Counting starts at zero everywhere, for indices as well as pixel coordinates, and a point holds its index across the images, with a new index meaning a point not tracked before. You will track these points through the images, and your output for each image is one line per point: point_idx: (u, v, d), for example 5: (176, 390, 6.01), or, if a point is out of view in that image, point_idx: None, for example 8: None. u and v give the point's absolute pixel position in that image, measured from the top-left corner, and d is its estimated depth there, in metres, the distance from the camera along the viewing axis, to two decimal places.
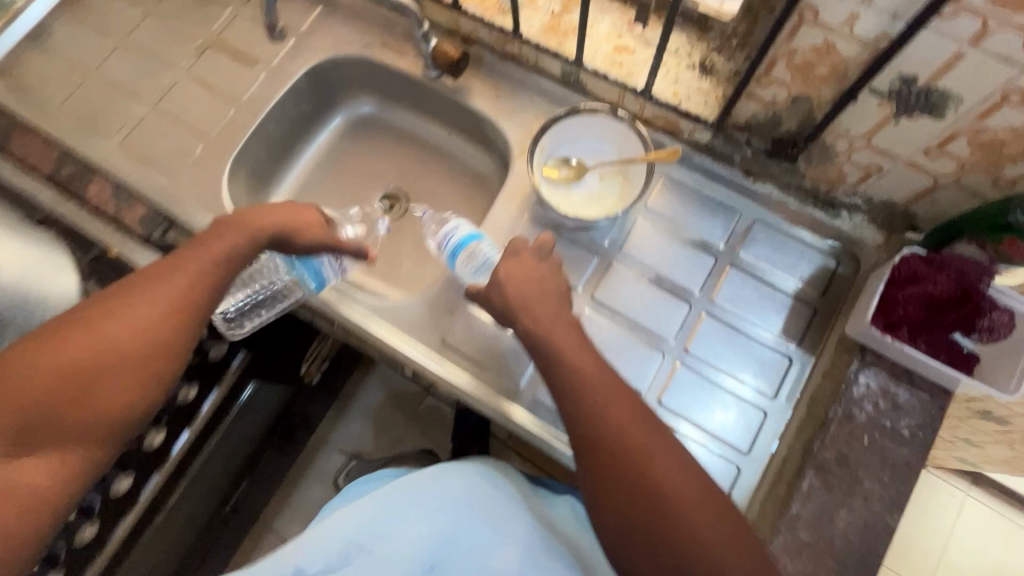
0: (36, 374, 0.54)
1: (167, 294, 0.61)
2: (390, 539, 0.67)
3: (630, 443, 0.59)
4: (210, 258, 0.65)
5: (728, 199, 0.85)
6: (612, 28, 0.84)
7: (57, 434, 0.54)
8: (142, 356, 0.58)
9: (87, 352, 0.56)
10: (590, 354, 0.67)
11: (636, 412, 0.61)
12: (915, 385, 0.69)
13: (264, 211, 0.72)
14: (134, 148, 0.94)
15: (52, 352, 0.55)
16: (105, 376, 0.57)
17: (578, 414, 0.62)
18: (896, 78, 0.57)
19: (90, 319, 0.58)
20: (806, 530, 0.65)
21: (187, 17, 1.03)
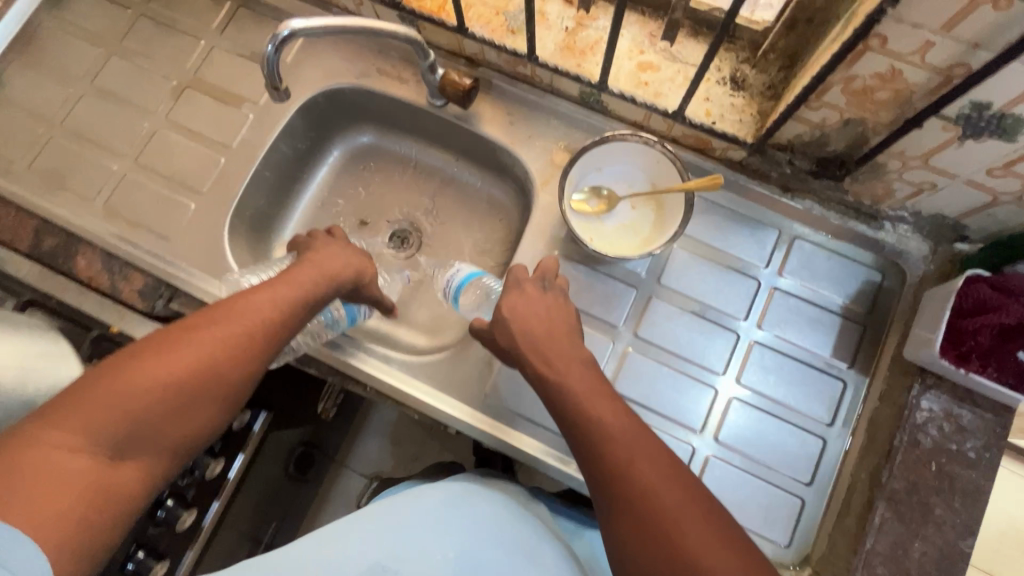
0: (133, 383, 0.52)
1: (257, 322, 0.61)
2: (415, 560, 0.63)
3: (657, 509, 0.49)
4: (296, 294, 0.67)
5: (767, 217, 0.81)
6: (633, 44, 0.78)
7: (145, 444, 0.52)
8: (227, 376, 0.57)
9: (183, 369, 0.55)
10: (609, 402, 0.58)
11: (662, 469, 0.52)
12: (978, 405, 0.68)
13: (334, 255, 0.75)
14: (119, 210, 0.86)
15: (150, 364, 0.54)
16: (195, 395, 0.55)
17: (597, 472, 0.54)
18: (968, 103, 0.53)
19: (182, 337, 0.57)
20: (882, 565, 0.64)
21: (154, 53, 0.92)
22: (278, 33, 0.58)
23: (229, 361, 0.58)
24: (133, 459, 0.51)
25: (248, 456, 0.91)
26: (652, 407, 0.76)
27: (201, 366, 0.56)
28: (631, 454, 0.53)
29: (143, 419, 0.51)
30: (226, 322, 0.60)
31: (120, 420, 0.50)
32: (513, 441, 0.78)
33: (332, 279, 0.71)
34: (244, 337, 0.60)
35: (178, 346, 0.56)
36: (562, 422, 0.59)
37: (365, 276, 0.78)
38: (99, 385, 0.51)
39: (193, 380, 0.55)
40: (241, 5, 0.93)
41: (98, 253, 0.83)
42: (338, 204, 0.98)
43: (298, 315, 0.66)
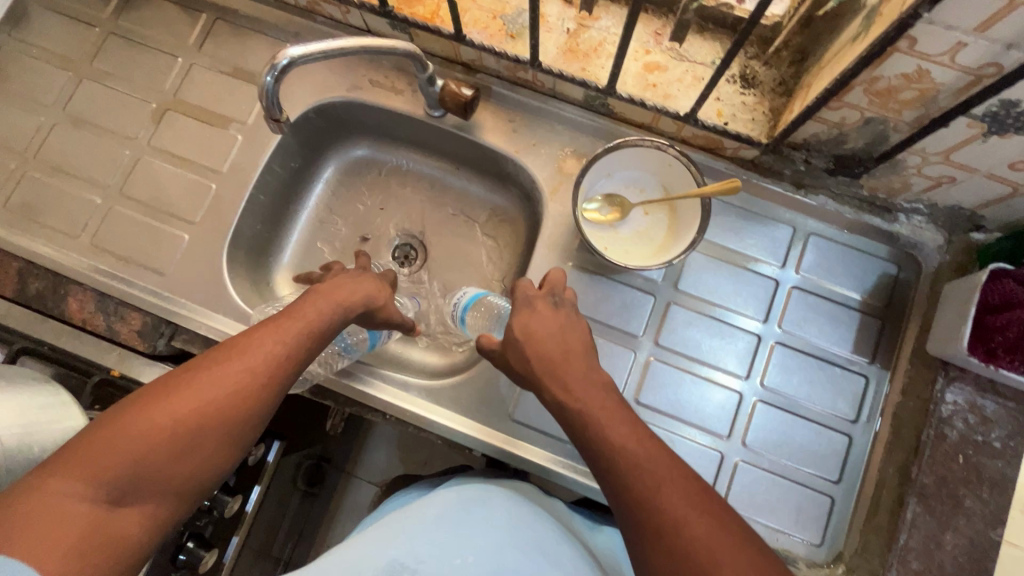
0: (133, 431, 0.48)
1: (265, 359, 0.55)
2: (434, 560, 0.61)
3: (689, 541, 0.48)
4: (309, 327, 0.60)
5: (781, 214, 0.79)
6: (638, 44, 0.75)
7: (147, 489, 0.48)
8: (237, 416, 0.53)
9: (185, 415, 0.50)
10: (630, 427, 0.57)
11: (692, 497, 0.51)
12: (1000, 394, 0.69)
13: (352, 282, 0.69)
14: (107, 245, 0.81)
15: (152, 409, 0.50)
16: (197, 442, 0.51)
17: (625, 502, 0.52)
18: (996, 102, 0.52)
19: (187, 378, 0.52)
20: (917, 559, 0.66)
21: (128, 74, 0.87)
22: (277, 62, 0.59)
23: (233, 404, 0.52)
24: (138, 502, 0.48)
25: (264, 487, 0.89)
26: (677, 415, 0.76)
27: (204, 411, 0.51)
28: (659, 483, 0.52)
29: (145, 468, 0.48)
30: (233, 361, 0.54)
31: (121, 470, 0.47)
32: (538, 460, 0.77)
33: (348, 307, 0.65)
34: (251, 377, 0.54)
35: (181, 389, 0.51)
36: (583, 447, 0.58)
37: (380, 300, 0.71)
38: (102, 432, 0.48)
39: (196, 426, 0.50)
40: (217, 18, 0.88)
41: (90, 294, 0.78)
42: (336, 222, 0.94)
43: (312, 348, 0.60)
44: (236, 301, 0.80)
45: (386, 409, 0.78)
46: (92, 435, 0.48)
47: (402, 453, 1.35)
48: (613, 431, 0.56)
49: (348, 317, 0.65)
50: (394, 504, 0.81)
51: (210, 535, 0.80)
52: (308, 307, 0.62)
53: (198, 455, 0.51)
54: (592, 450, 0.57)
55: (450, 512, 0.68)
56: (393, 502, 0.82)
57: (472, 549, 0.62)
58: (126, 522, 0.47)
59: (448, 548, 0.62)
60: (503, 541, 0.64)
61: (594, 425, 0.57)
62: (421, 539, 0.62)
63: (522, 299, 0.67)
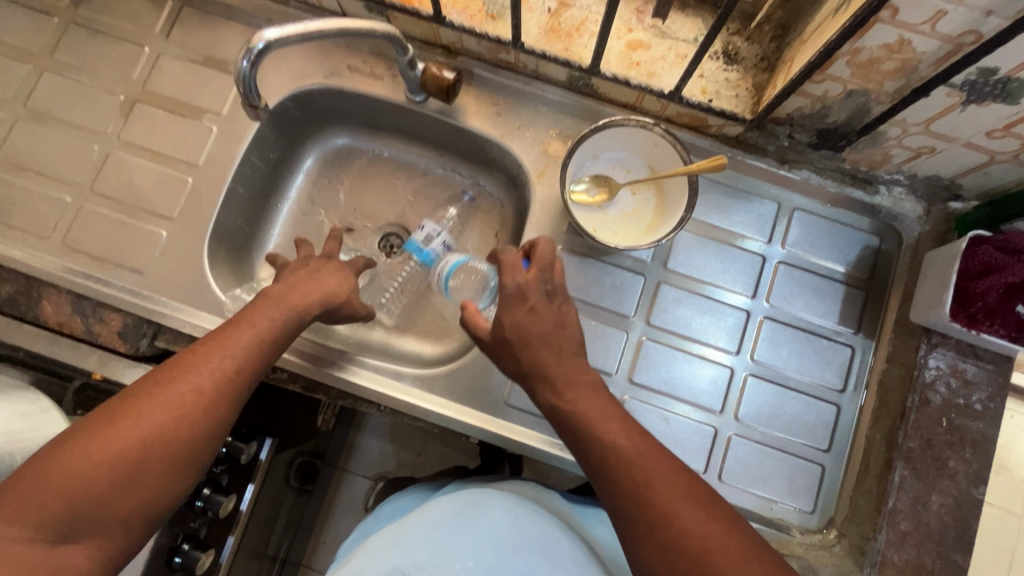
0: (71, 464, 0.47)
1: (211, 377, 0.53)
2: (434, 565, 0.63)
3: (681, 533, 0.49)
4: (258, 337, 0.58)
5: (765, 189, 0.80)
6: (620, 22, 0.74)
7: (96, 523, 0.47)
8: (185, 440, 0.51)
9: (125, 444, 0.49)
10: (619, 423, 0.58)
11: (680, 489, 0.52)
12: (980, 358, 0.71)
13: (307, 280, 0.66)
14: (81, 245, 0.78)
15: (90, 440, 0.48)
16: (141, 471, 0.49)
17: (617, 499, 0.53)
18: (974, 71, 0.53)
19: (126, 404, 0.51)
20: (905, 520, 0.68)
21: (92, 66, 0.83)
22: (253, 46, 0.56)
23: (177, 429, 0.51)
24: (89, 535, 0.47)
25: (257, 486, 0.88)
26: (670, 393, 0.77)
27: (146, 438, 0.49)
28: (648, 477, 0.53)
29: (86, 502, 0.47)
30: (175, 381, 0.52)
31: (62, 506, 0.46)
32: (535, 443, 0.77)
33: (302, 310, 0.62)
34: (196, 398, 0.52)
35: (120, 416, 0.50)
36: (575, 442, 0.58)
37: (343, 296, 0.68)
38: (38, 467, 0.46)
39: (138, 455, 0.49)
40: (183, 5, 0.84)
41: (66, 296, 0.76)
42: (319, 213, 0.92)
43: (262, 359, 0.57)
44: (220, 298, 0.78)
45: (381, 400, 0.77)
46: (27, 472, 0.46)
47: (396, 447, 1.34)
48: (601, 430, 0.57)
49: (304, 322, 0.63)
50: (390, 508, 0.82)
51: (204, 536, 0.77)
52: (258, 316, 0.59)
53: (144, 483, 0.49)
54: (583, 443, 0.57)
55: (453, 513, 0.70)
56: (395, 504, 0.82)
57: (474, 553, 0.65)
58: (77, 554, 0.47)
59: (447, 553, 0.66)
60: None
61: (585, 428, 0.57)
62: (423, 545, 0.66)
63: (514, 291, 0.63)
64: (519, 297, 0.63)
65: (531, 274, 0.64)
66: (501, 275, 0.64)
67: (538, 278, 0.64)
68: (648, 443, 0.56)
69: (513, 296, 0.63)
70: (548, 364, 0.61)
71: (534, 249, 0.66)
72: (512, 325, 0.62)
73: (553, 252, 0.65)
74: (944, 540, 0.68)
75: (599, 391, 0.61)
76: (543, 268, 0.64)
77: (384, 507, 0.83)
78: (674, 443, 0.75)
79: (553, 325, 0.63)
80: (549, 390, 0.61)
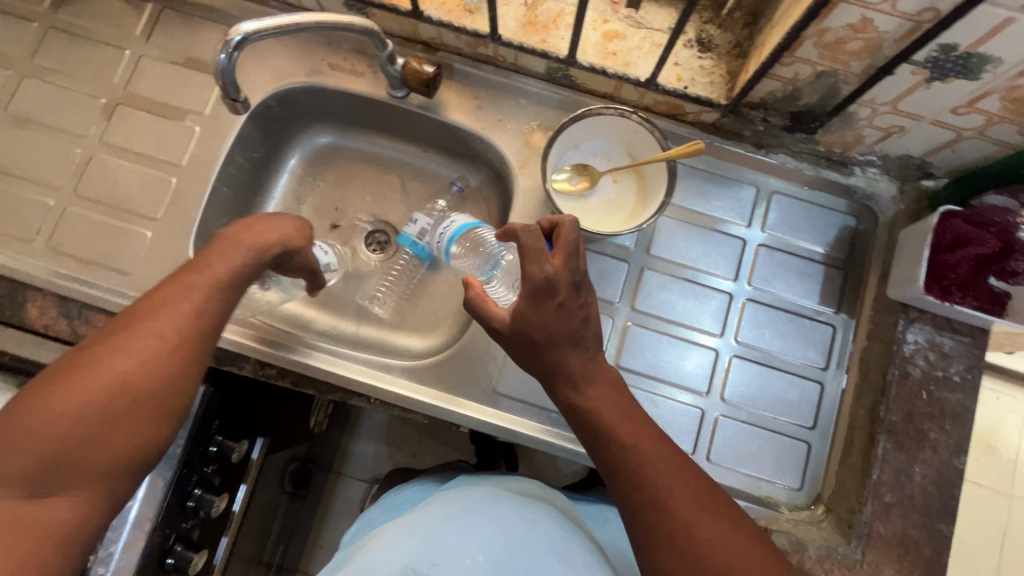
0: (36, 421, 0.46)
1: (170, 323, 0.53)
2: (444, 561, 0.63)
3: (702, 541, 0.52)
4: (215, 280, 0.57)
5: (744, 174, 0.82)
6: (596, 13, 0.76)
7: (75, 474, 0.47)
8: (157, 384, 0.51)
9: (92, 396, 0.48)
10: (641, 426, 0.59)
11: (701, 498, 0.54)
12: (956, 331, 0.73)
13: (264, 220, 0.64)
14: (65, 248, 0.78)
15: (52, 397, 0.47)
16: (113, 420, 0.49)
17: (636, 503, 0.55)
18: (935, 48, 0.55)
19: (86, 360, 0.50)
20: (889, 492, 0.69)
21: (73, 70, 0.83)
22: (231, 39, 0.57)
23: (146, 374, 0.50)
24: (69, 487, 0.47)
25: (250, 486, 0.87)
26: (657, 376, 0.77)
27: (112, 388, 0.49)
28: (671, 485, 0.54)
29: (62, 453, 0.46)
30: (134, 331, 0.52)
31: (34, 462, 0.45)
32: (527, 432, 0.77)
33: (260, 249, 0.61)
34: (159, 344, 0.52)
35: (84, 367, 0.49)
36: (594, 441, 0.59)
37: (299, 241, 0.67)
38: (6, 424, 0.46)
39: (108, 403, 0.48)
40: (164, 7, 0.85)
41: (51, 298, 0.75)
42: (305, 212, 0.93)
43: (224, 302, 0.57)
44: None
45: (372, 393, 0.78)
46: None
47: (390, 448, 1.34)
48: (624, 432, 0.58)
49: (266, 262, 0.62)
50: (395, 500, 0.84)
51: (198, 538, 0.76)
52: (216, 259, 0.58)
53: (118, 430, 0.49)
54: (589, 426, 0.60)
55: (459, 511, 0.71)
56: (400, 496, 0.84)
57: (483, 549, 0.65)
58: (58, 508, 0.46)
59: (457, 550, 0.64)
60: (513, 537, 0.67)
61: (607, 429, 0.59)
62: (430, 543, 0.65)
63: (544, 285, 0.60)
64: (549, 290, 0.60)
65: (558, 261, 0.61)
66: (525, 263, 0.61)
67: (567, 267, 0.61)
68: (669, 449, 0.58)
69: (542, 288, 0.60)
70: (557, 358, 0.62)
71: (557, 231, 0.63)
72: (542, 324, 0.61)
73: (578, 236, 0.63)
74: (928, 511, 0.69)
75: (584, 371, 0.62)
76: (570, 255, 0.62)
77: (388, 498, 0.85)
78: (663, 426, 0.76)
79: (581, 322, 0.62)
80: (570, 387, 0.61)
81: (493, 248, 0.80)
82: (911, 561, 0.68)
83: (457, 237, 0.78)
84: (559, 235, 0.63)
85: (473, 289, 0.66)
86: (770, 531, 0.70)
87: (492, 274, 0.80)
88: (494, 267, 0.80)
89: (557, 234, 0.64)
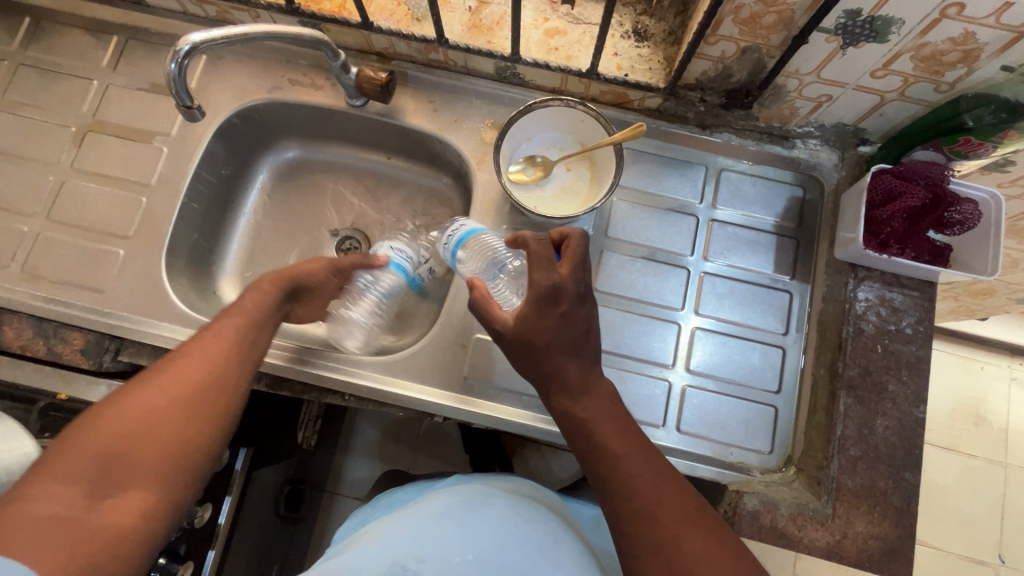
0: (105, 432, 0.51)
1: (208, 350, 0.60)
2: (434, 558, 0.62)
3: (688, 555, 0.51)
4: (253, 309, 0.67)
5: (693, 155, 0.85)
6: (537, 14, 0.81)
7: (134, 475, 0.50)
8: (209, 394, 0.57)
9: (142, 410, 0.53)
10: (633, 437, 0.59)
11: (689, 514, 0.54)
12: (905, 286, 0.76)
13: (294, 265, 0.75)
14: (40, 271, 0.80)
15: (115, 411, 0.52)
16: (161, 427, 0.53)
17: (622, 514, 0.55)
18: (841, 14, 0.59)
19: (132, 385, 0.56)
20: (854, 446, 0.71)
21: (43, 103, 0.87)
22: (180, 49, 0.61)
23: (201, 385, 0.57)
24: (131, 487, 0.49)
25: (236, 498, 0.86)
26: (625, 353, 0.79)
27: (171, 399, 0.55)
28: (659, 497, 0.54)
29: (126, 460, 0.50)
30: (183, 356, 0.59)
31: (95, 467, 0.49)
32: (505, 417, 0.79)
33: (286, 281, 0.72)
34: (206, 363, 0.59)
35: (145, 384, 0.55)
36: (581, 446, 0.60)
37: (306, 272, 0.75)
38: (71, 441, 0.50)
39: (169, 410, 0.54)
40: (129, 38, 0.89)
41: (27, 321, 0.77)
42: (274, 226, 0.95)
43: (261, 329, 0.66)
44: (181, 309, 0.79)
45: (346, 388, 0.79)
46: (63, 446, 0.50)
47: (385, 464, 1.34)
48: (615, 443, 0.58)
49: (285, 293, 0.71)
50: (387, 500, 0.84)
51: (184, 551, 0.76)
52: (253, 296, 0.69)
53: (178, 436, 0.54)
54: (558, 407, 0.62)
55: (452, 509, 0.71)
56: (393, 496, 0.84)
57: (473, 549, 0.64)
58: (111, 513, 0.47)
59: (448, 547, 0.63)
60: (504, 543, 0.65)
61: (597, 439, 0.59)
62: (421, 540, 0.64)
63: None
64: (553, 298, 0.61)
65: (565, 271, 0.62)
66: (532, 271, 0.62)
67: (574, 276, 0.62)
68: (658, 463, 0.57)
69: (547, 295, 0.61)
70: (548, 361, 0.62)
71: (567, 243, 0.64)
72: (540, 329, 0.61)
73: (586, 249, 0.64)
74: (893, 461, 0.71)
75: (580, 379, 0.62)
76: (577, 266, 0.63)
77: (381, 498, 0.85)
78: (633, 401, 0.77)
79: (582, 332, 0.62)
80: (564, 395, 0.62)
81: (499, 253, 0.77)
82: (881, 512, 0.69)
83: (462, 242, 0.76)
84: (568, 245, 0.64)
85: (478, 290, 0.66)
86: (742, 494, 0.72)
87: (497, 278, 0.77)
88: (498, 270, 0.77)
89: (567, 244, 0.65)
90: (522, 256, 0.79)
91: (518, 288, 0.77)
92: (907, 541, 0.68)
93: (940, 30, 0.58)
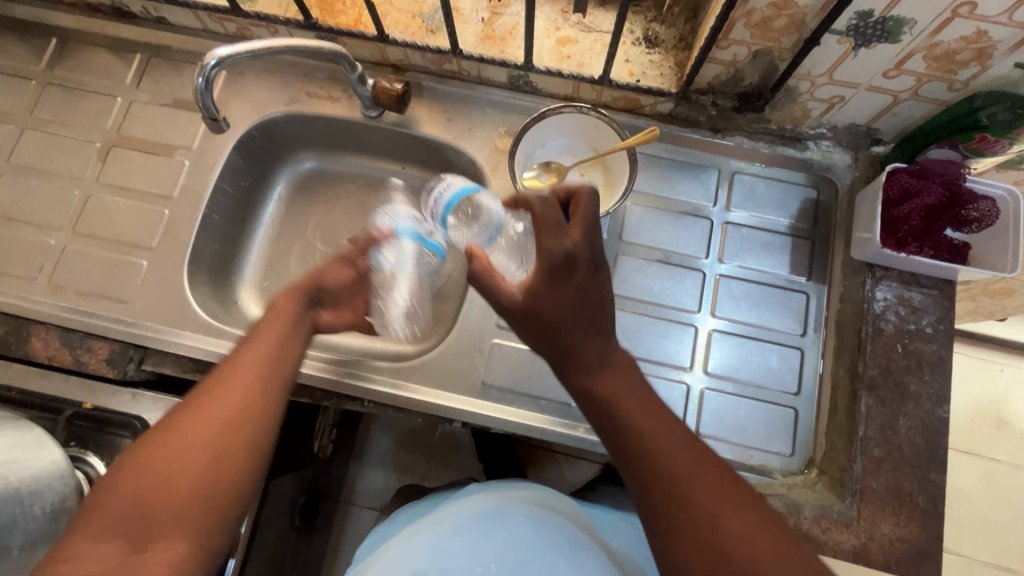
0: (136, 480, 0.48)
1: (241, 378, 0.56)
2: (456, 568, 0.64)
3: (725, 532, 0.50)
4: (272, 338, 0.62)
5: (707, 159, 0.86)
6: (548, 23, 0.82)
7: (170, 523, 0.47)
8: (239, 430, 0.53)
9: (189, 444, 0.51)
10: (659, 413, 0.58)
11: (725, 490, 0.53)
12: (923, 285, 0.76)
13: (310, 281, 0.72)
14: (67, 282, 0.82)
15: (146, 458, 0.49)
16: (197, 472, 0.50)
17: (653, 495, 0.53)
18: (853, 15, 0.60)
19: (164, 426, 0.52)
20: (878, 447, 0.71)
21: (70, 119, 0.89)
22: (207, 63, 0.62)
23: (230, 422, 0.53)
24: (167, 537, 0.46)
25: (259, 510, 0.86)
26: (642, 356, 0.79)
27: (202, 438, 0.51)
28: (689, 473, 0.53)
29: (161, 509, 0.47)
30: (210, 390, 0.55)
31: (131, 517, 0.46)
32: (525, 422, 0.79)
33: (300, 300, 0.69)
34: (233, 396, 0.55)
35: (175, 424, 0.52)
36: (605, 426, 0.59)
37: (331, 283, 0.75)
38: (106, 491, 0.48)
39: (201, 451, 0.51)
40: (152, 56, 0.92)
41: (53, 331, 0.79)
42: (293, 236, 0.96)
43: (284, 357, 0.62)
44: (203, 318, 0.81)
45: (365, 394, 0.80)
46: (99, 498, 0.47)
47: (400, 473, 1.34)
48: (640, 421, 0.57)
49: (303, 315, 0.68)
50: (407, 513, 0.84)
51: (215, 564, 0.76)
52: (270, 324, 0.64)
53: (212, 478, 0.50)
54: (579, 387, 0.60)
55: (472, 519, 0.71)
56: (411, 510, 0.84)
57: (494, 557, 0.67)
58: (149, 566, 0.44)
59: (469, 556, 0.66)
60: (523, 550, 0.68)
61: (621, 417, 0.57)
62: (442, 549, 0.66)
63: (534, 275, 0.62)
64: (568, 266, 0.61)
65: (577, 232, 0.62)
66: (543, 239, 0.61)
67: (586, 241, 0.61)
68: (687, 438, 0.56)
69: (559, 264, 0.60)
70: (567, 340, 0.61)
71: (576, 204, 0.63)
72: (556, 303, 0.61)
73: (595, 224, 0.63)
74: (918, 461, 0.70)
75: (599, 355, 0.61)
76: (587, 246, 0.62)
77: (402, 512, 0.85)
78: None
79: (596, 302, 0.62)
80: (583, 373, 0.60)
81: (492, 215, 0.76)
82: (907, 513, 0.69)
83: (452, 207, 0.74)
84: (577, 206, 0.63)
85: (479, 260, 0.66)
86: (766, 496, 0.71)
87: (495, 243, 0.77)
88: (495, 234, 0.77)
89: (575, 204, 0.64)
90: (526, 218, 0.77)
91: (524, 252, 0.77)
92: (936, 543, 0.67)
93: (952, 30, 0.58)
